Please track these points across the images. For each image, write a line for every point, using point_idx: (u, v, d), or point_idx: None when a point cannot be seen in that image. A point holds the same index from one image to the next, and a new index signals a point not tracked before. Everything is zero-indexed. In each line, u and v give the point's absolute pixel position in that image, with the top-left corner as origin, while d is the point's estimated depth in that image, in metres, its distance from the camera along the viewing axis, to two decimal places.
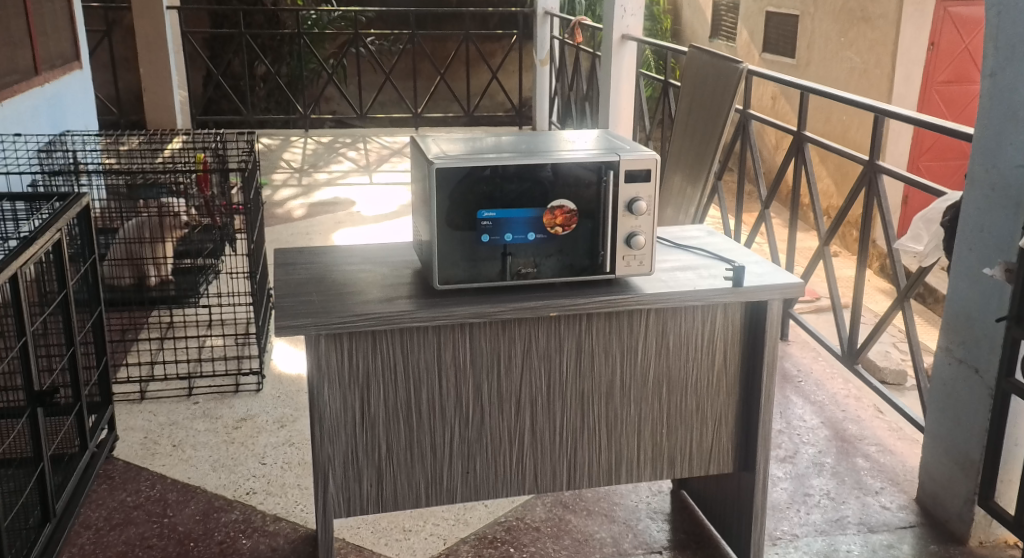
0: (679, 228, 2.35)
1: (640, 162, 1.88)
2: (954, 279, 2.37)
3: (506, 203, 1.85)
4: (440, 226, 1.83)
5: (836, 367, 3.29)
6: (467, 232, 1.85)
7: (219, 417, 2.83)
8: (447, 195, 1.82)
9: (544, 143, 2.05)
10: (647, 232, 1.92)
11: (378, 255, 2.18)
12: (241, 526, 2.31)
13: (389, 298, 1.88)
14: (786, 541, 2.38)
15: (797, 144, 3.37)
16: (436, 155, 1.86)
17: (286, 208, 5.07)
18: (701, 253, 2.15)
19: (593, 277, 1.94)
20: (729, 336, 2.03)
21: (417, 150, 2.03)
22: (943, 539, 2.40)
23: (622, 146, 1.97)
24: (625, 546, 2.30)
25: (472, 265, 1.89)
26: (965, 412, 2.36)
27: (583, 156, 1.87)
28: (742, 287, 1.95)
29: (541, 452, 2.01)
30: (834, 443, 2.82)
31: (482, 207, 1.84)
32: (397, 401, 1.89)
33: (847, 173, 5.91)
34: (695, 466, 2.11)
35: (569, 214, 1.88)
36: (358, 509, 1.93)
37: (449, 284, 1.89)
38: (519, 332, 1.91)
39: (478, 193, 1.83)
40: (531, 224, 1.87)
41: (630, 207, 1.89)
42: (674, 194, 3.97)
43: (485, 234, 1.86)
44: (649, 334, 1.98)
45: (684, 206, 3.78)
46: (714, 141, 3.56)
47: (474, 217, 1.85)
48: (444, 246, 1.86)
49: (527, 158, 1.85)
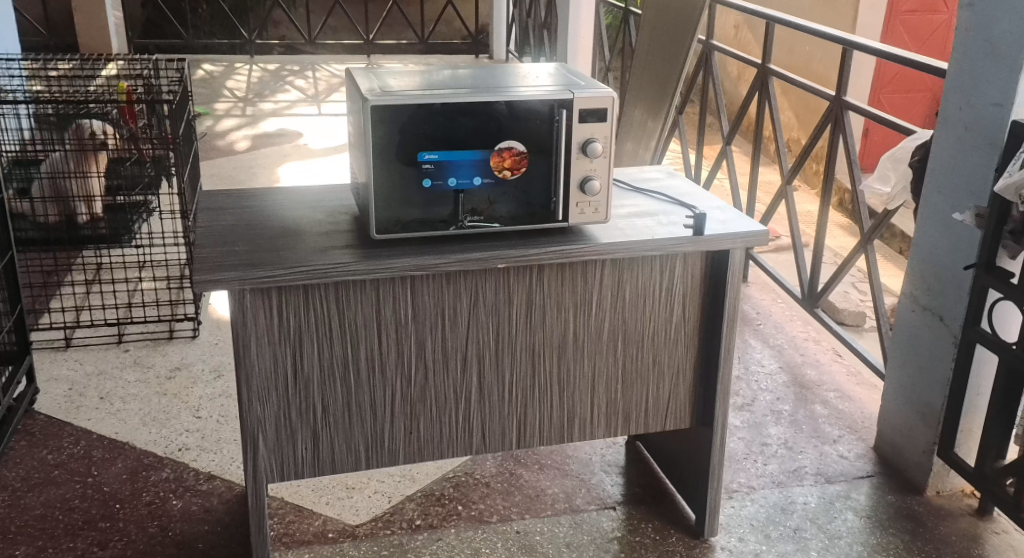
0: (639, 169, 2.22)
1: (596, 100, 1.73)
2: (921, 222, 2.25)
3: (450, 144, 1.70)
4: (377, 169, 1.68)
5: (796, 309, 3.21)
6: (407, 176, 1.70)
7: (152, 365, 2.68)
8: (384, 137, 1.66)
9: (496, 77, 1.89)
10: (604, 176, 1.79)
11: (315, 197, 2.02)
12: (172, 485, 2.19)
13: (322, 247, 1.73)
14: (743, 494, 2.29)
15: (762, 78, 3.23)
16: (372, 90, 1.70)
17: (230, 140, 4.84)
18: (660, 196, 2.03)
19: (544, 225, 1.81)
20: (689, 287, 1.91)
21: (353, 84, 1.86)
22: (900, 490, 2.32)
23: (578, 82, 1.82)
24: (578, 502, 2.21)
25: (414, 214, 1.73)
26: (930, 360, 2.26)
27: (533, 93, 1.72)
28: (703, 236, 1.84)
29: (489, 410, 1.89)
30: (794, 389, 2.75)
31: (422, 150, 1.69)
32: (333, 358, 1.76)
33: (809, 106, 5.80)
34: (651, 422, 2.00)
35: (521, 156, 1.74)
36: (293, 473, 1.81)
37: (388, 235, 1.73)
38: (466, 284, 1.78)
39: (418, 134, 1.68)
40: (478, 167, 1.72)
41: (585, 149, 1.75)
42: (634, 128, 3.83)
43: (427, 178, 1.71)
44: (603, 285, 1.86)
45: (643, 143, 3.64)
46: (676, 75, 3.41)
47: (416, 161, 1.69)
48: (383, 191, 1.70)
49: (473, 94, 1.70)
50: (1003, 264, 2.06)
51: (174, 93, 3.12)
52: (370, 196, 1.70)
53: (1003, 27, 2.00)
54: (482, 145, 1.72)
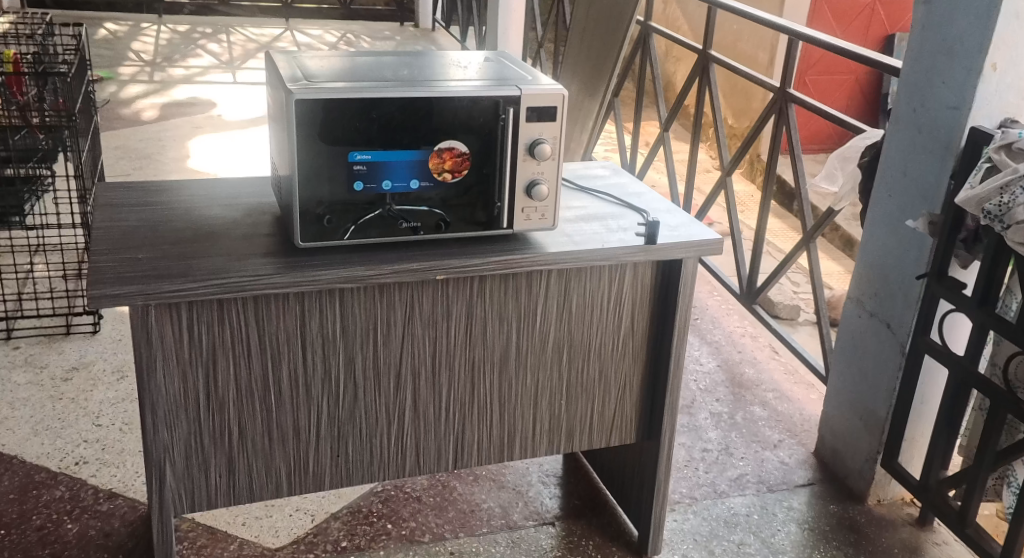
0: (585, 166, 2.09)
1: (546, 97, 1.58)
2: (870, 224, 2.15)
3: (385, 143, 1.53)
4: (302, 169, 1.51)
5: (732, 302, 3.14)
6: (336, 178, 1.53)
7: (46, 365, 2.49)
8: (310, 134, 1.49)
9: (436, 66, 1.72)
10: (552, 180, 1.64)
11: (232, 192, 1.83)
12: (67, 506, 2.02)
13: (239, 254, 1.55)
14: (685, 506, 2.18)
15: (703, 64, 3.13)
16: (297, 81, 1.52)
17: (136, 108, 4.54)
18: (608, 198, 1.91)
19: (486, 233, 1.66)
20: (639, 298, 1.79)
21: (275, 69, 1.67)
22: (841, 498, 2.22)
23: (524, 75, 1.67)
24: (515, 517, 2.09)
25: (343, 219, 1.57)
26: (873, 367, 2.16)
27: (476, 88, 1.56)
28: (655, 245, 1.71)
29: (423, 429, 1.75)
30: (732, 389, 2.67)
31: (354, 149, 1.52)
32: (251, 378, 1.59)
33: (737, 86, 5.75)
34: (595, 438, 1.89)
35: (463, 157, 1.58)
36: (205, 501, 1.64)
37: (313, 243, 1.56)
38: (400, 297, 1.62)
39: (348, 132, 1.51)
40: (416, 169, 1.56)
41: (532, 150, 1.60)
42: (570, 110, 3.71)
43: (359, 181, 1.54)
44: (548, 296, 1.72)
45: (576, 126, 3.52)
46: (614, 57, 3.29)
47: (346, 161, 1.52)
48: (308, 194, 1.53)
49: (410, 88, 1.53)
50: (954, 273, 1.97)
51: (69, 62, 2.86)
52: (293, 200, 1.52)
53: (960, 25, 1.87)
54: (419, 144, 1.55)
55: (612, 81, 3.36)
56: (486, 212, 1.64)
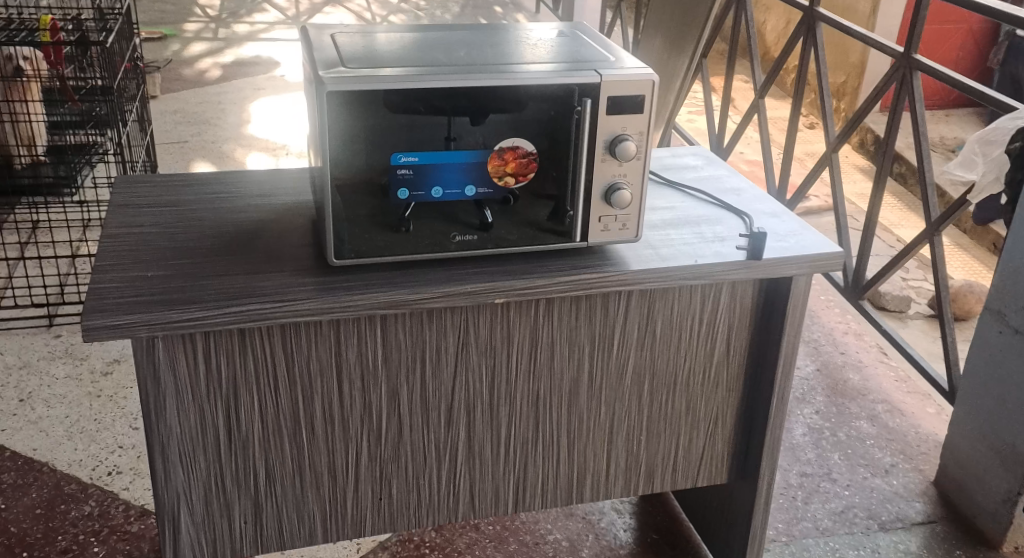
0: (673, 153, 1.80)
1: (631, 84, 1.30)
2: (1017, 225, 1.81)
3: (435, 142, 1.27)
4: (336, 173, 1.25)
5: (832, 293, 2.81)
6: (377, 184, 1.28)
7: (86, 357, 2.34)
8: (346, 132, 1.23)
9: (500, 42, 1.44)
10: (636, 183, 1.37)
11: (263, 183, 1.59)
12: (94, 525, 1.84)
13: (262, 270, 1.31)
14: (783, 546, 1.90)
15: (807, 23, 2.78)
16: (331, 64, 1.26)
17: (197, 68, 4.35)
18: (702, 197, 1.62)
19: (555, 246, 1.39)
20: (736, 320, 1.50)
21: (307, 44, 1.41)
22: (969, 542, 1.93)
23: (605, 55, 1.38)
24: (584, 554, 1.84)
25: (384, 231, 1.31)
26: (1013, 394, 1.84)
27: (547, 74, 1.28)
28: (760, 260, 1.43)
29: (478, 469, 1.51)
30: (833, 397, 2.36)
31: (397, 149, 1.26)
32: (279, 414, 1.36)
33: (833, 37, 5.25)
34: (679, 477, 1.63)
35: (528, 159, 1.31)
36: (229, 549, 1.43)
37: (350, 260, 1.31)
38: (452, 322, 1.38)
39: (391, 129, 1.25)
40: (469, 172, 1.30)
41: (613, 148, 1.33)
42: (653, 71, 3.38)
43: (402, 187, 1.29)
44: (627, 320, 1.45)
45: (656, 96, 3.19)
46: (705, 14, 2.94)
47: (387, 163, 1.27)
48: (344, 202, 1.28)
49: (467, 74, 1.26)
50: None
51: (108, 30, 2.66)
52: (325, 209, 1.27)
53: None
54: (477, 143, 1.29)
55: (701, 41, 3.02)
56: (555, 222, 1.37)
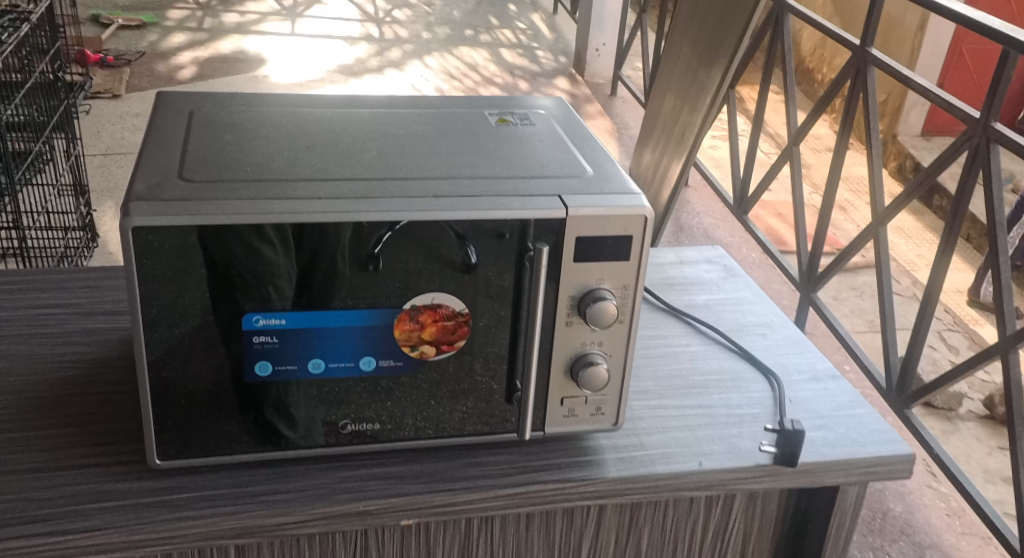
0: (680, 259, 1.38)
1: (613, 219, 0.87)
2: None
3: (314, 296, 0.84)
4: (156, 342, 0.82)
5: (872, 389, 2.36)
6: (222, 356, 0.84)
7: None
8: (169, 284, 0.80)
9: (435, 128, 1.00)
10: (615, 354, 0.94)
11: (110, 279, 1.15)
12: None
13: (59, 461, 0.88)
14: None
15: (859, 66, 2.31)
16: (156, 174, 0.83)
17: (173, 62, 3.93)
18: (716, 339, 1.19)
19: (497, 436, 0.95)
20: (753, 533, 1.07)
21: (159, 112, 0.98)
22: None
23: (581, 164, 0.94)
24: None
25: (234, 422, 0.87)
26: None
27: (485, 202, 0.85)
28: (796, 465, 0.98)
29: None
30: (871, 538, 1.91)
31: (251, 308, 0.83)
32: None
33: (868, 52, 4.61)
34: None
35: (455, 321, 0.88)
36: None
37: (182, 461, 0.88)
38: (341, 542, 0.95)
39: (241, 281, 0.82)
40: (364, 338, 0.87)
41: (585, 307, 0.90)
42: (670, 115, 2.88)
43: (263, 361, 0.86)
44: (599, 535, 1.02)
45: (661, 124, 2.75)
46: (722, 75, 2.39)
47: (236, 327, 0.84)
48: (170, 381, 0.84)
49: (361, 199, 0.83)
50: None
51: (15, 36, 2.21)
52: (141, 389, 0.84)
53: None
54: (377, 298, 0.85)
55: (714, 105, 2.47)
56: (495, 404, 0.94)
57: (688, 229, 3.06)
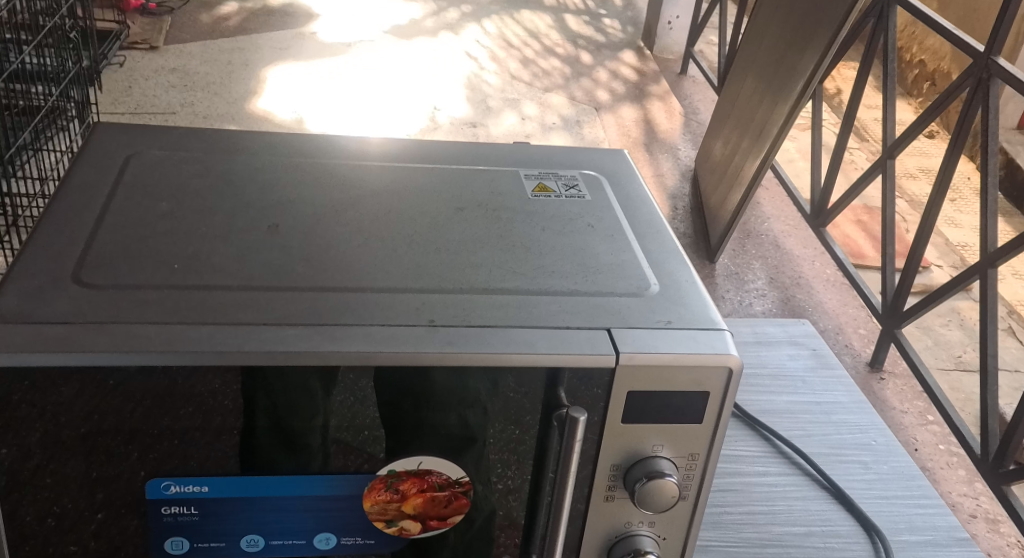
0: (757, 338, 1.09)
1: (684, 371, 0.61)
2: None
3: (375, 452, 0.61)
4: (22, 495, 0.58)
5: None
6: (116, 526, 0.61)
7: None
8: (51, 421, 0.56)
9: (448, 197, 0.74)
10: (671, 535, 0.67)
11: None
12: None
13: None
14: None
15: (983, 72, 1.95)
16: (35, 279, 0.59)
17: (218, 13, 3.67)
18: (802, 465, 0.92)
19: None
20: None
21: (85, 152, 0.73)
22: None
23: (641, 271, 0.68)
24: None
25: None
26: None
27: (495, 338, 0.59)
28: None
29: None
30: None
31: (155, 474, 0.60)
32: None
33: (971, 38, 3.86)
34: None
35: (449, 492, 0.63)
36: None
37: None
38: None
39: (149, 430, 0.58)
40: (316, 511, 0.62)
41: (636, 481, 0.64)
42: (731, 102, 2.51)
43: (178, 537, 0.62)
44: None
45: (735, 115, 2.42)
46: (795, 81, 2.01)
47: (136, 491, 0.60)
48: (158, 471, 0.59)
49: (318, 330, 0.58)
50: None
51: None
52: None
53: None
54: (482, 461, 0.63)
55: (777, 107, 2.10)
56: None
57: (756, 236, 2.49)
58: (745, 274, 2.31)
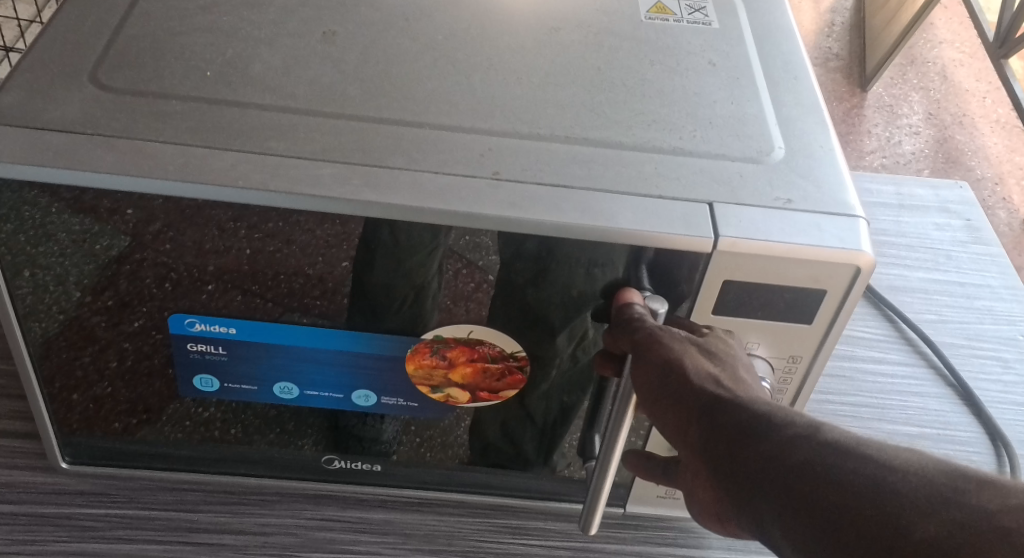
0: (901, 201, 0.94)
1: (803, 264, 0.49)
2: None
3: (435, 301, 0.52)
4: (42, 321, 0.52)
5: None
6: (144, 369, 0.55)
7: None
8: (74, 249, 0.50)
9: (544, 11, 0.61)
10: None
11: None
12: None
13: None
14: None
15: None
16: (43, 73, 0.52)
17: None
18: (931, 359, 0.80)
19: (558, 501, 0.61)
20: None
21: None
22: None
23: (765, 130, 0.55)
24: None
25: (181, 446, 0.59)
26: None
27: (570, 203, 0.49)
28: None
29: None
30: None
31: (175, 309, 0.53)
32: None
33: None
34: None
35: (503, 365, 0.55)
36: None
37: (105, 468, 0.61)
38: None
39: (179, 253, 0.50)
40: (354, 366, 0.55)
41: None
42: None
43: (206, 374, 0.56)
44: None
45: None
46: None
47: (152, 330, 0.53)
48: (272, 273, 0.51)
49: (360, 173, 0.49)
50: None
51: None
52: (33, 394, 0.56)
53: None
54: (601, 316, 0.53)
55: None
56: (560, 451, 0.59)
57: (920, 63, 2.22)
58: (899, 106, 2.07)
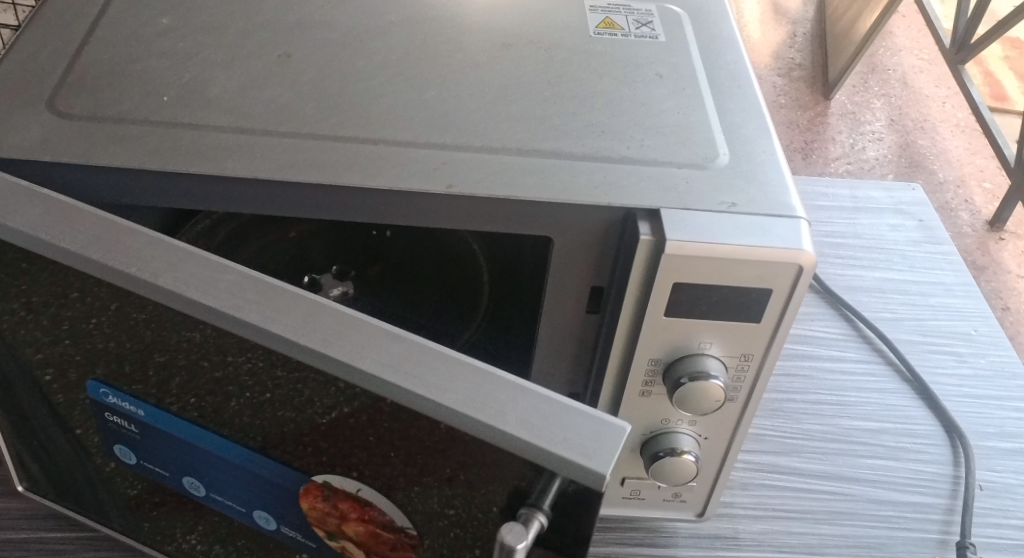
0: (856, 204, 0.96)
1: (748, 264, 0.51)
2: None
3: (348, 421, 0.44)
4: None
5: None
6: (78, 418, 0.55)
7: None
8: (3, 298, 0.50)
9: (497, 28, 0.63)
10: (715, 437, 0.60)
11: None
12: None
13: None
14: None
15: None
16: (4, 101, 0.53)
17: None
18: (887, 355, 0.82)
19: None
20: None
21: None
22: None
23: (710, 137, 0.57)
24: None
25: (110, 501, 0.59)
26: None
27: (467, 380, 0.39)
28: None
29: None
30: None
31: (95, 377, 0.51)
32: None
33: None
34: None
35: (395, 535, 0.49)
36: None
37: (64, 509, 0.62)
38: None
39: (94, 335, 0.49)
40: (259, 488, 0.51)
41: (680, 380, 0.55)
42: None
43: (123, 442, 0.54)
44: None
45: None
46: None
47: (81, 393, 0.53)
48: (177, 362, 0.47)
49: (264, 291, 0.42)
50: None
51: None
52: None
53: None
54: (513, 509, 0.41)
55: None
56: None
57: (882, 71, 2.26)
58: (862, 114, 2.11)
